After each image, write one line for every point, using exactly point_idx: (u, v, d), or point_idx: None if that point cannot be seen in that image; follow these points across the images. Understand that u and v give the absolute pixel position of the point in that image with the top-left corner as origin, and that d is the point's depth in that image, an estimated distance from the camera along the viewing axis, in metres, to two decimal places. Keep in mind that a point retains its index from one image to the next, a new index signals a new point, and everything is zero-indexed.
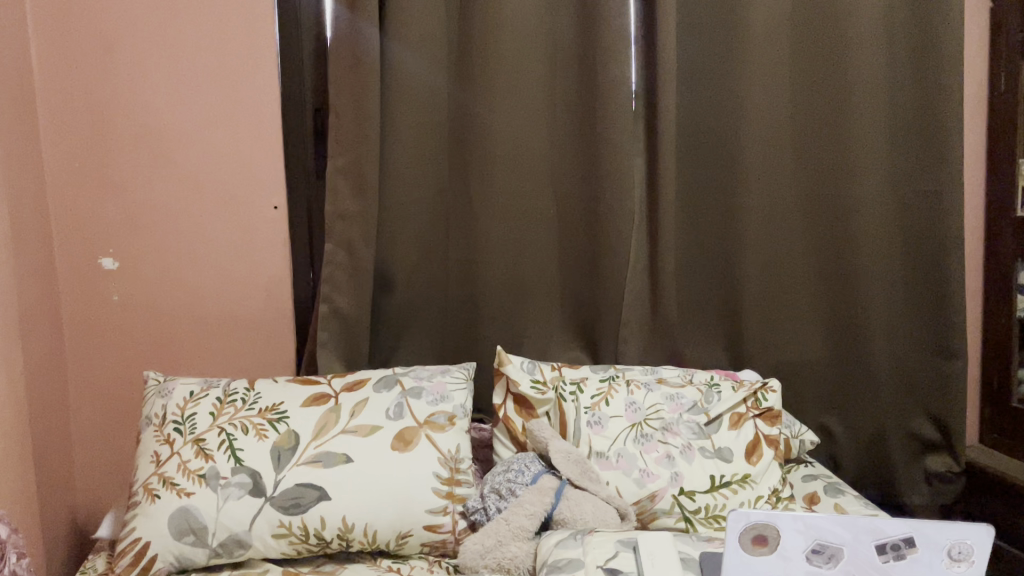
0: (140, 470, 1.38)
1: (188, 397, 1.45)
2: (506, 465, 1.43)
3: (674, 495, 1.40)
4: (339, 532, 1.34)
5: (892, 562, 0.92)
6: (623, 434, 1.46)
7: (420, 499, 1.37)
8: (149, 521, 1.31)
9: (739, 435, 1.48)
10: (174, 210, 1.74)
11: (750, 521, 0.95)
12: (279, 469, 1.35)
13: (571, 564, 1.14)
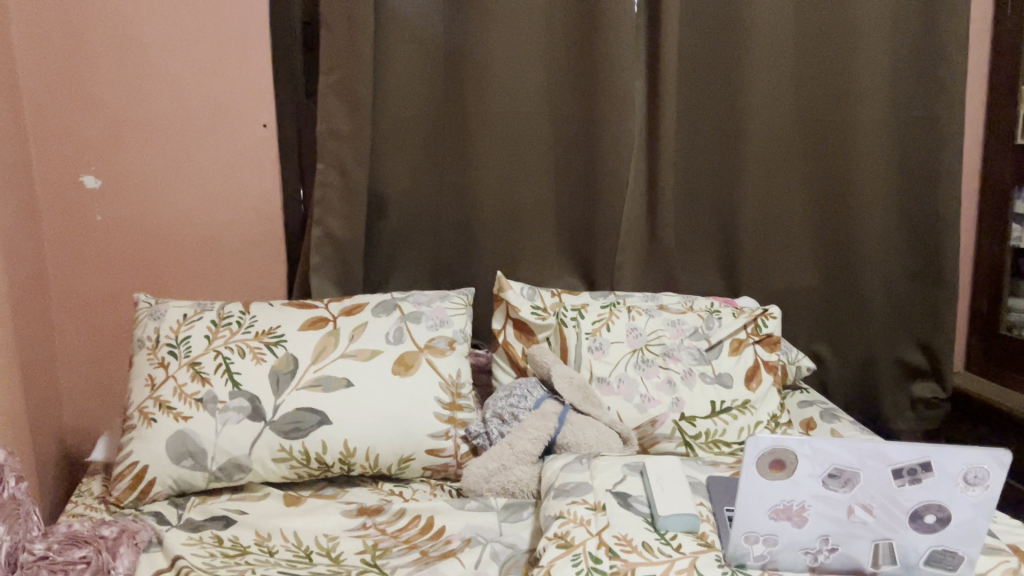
0: (134, 393, 1.35)
1: (182, 319, 1.41)
2: (508, 389, 1.42)
3: (675, 421, 1.40)
4: (341, 456, 1.33)
5: (907, 485, 0.93)
6: (624, 360, 1.45)
7: (422, 423, 1.36)
8: (146, 445, 1.29)
9: (739, 361, 1.49)
10: (159, 127, 1.67)
11: (769, 446, 0.94)
12: (278, 393, 1.33)
13: (579, 488, 1.15)
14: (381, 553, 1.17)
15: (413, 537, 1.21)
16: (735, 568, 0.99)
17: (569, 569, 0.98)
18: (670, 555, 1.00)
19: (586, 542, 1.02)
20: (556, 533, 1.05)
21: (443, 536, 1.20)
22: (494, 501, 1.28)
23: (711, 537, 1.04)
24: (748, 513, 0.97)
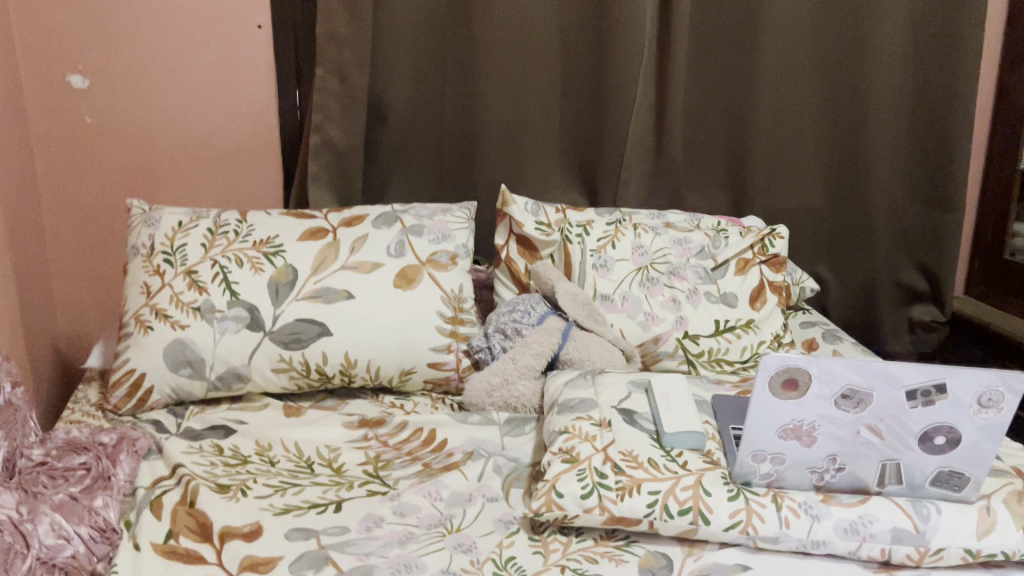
0: (130, 301, 1.33)
1: (177, 227, 1.37)
2: (511, 305, 1.40)
3: (679, 339, 1.39)
4: (342, 368, 1.31)
5: (920, 407, 0.92)
6: (629, 277, 1.43)
7: (423, 337, 1.34)
8: (144, 353, 1.27)
9: (745, 281, 1.47)
10: (150, 24, 1.60)
11: (784, 366, 0.92)
12: (277, 304, 1.30)
13: (584, 404, 1.14)
14: (383, 465, 1.16)
15: (415, 450, 1.20)
16: (740, 486, 0.99)
17: (575, 485, 0.98)
18: (676, 472, 1.00)
19: (592, 458, 1.02)
20: (561, 449, 1.05)
21: (445, 449, 1.20)
22: (496, 416, 1.28)
23: (717, 456, 1.04)
24: (758, 430, 0.96)
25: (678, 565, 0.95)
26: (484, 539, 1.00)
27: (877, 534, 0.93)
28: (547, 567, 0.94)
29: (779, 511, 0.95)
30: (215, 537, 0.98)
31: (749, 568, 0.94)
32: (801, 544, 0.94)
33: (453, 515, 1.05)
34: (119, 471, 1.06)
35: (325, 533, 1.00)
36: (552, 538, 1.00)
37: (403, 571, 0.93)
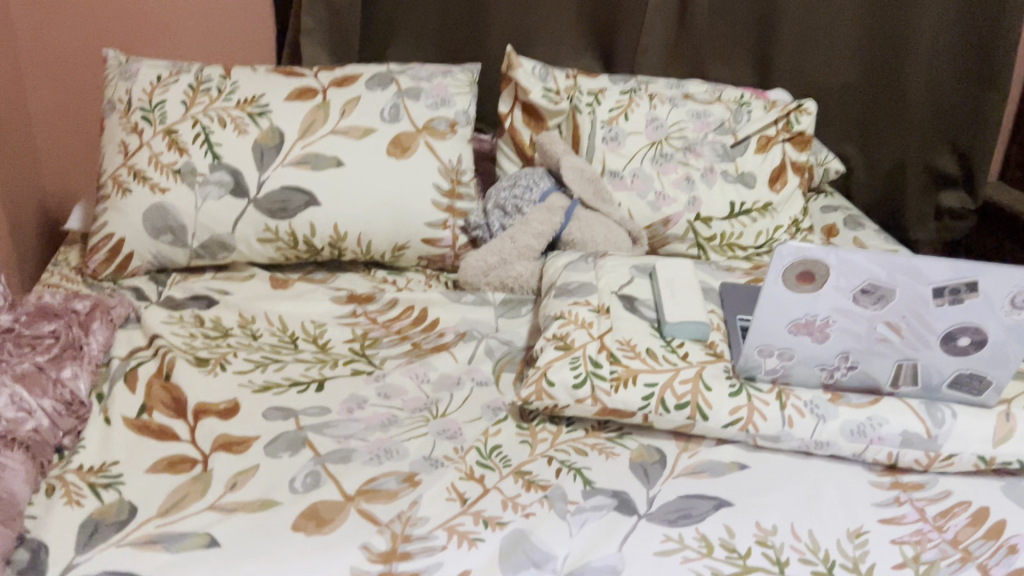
0: (108, 161, 1.24)
1: (156, 82, 1.26)
2: (512, 179, 1.32)
3: (690, 221, 1.31)
4: (331, 240, 1.24)
5: (946, 306, 0.84)
6: (641, 153, 1.33)
7: (417, 210, 1.26)
8: (122, 217, 1.21)
9: (765, 161, 1.36)
10: None
11: (801, 257, 0.84)
12: (263, 169, 1.22)
13: (583, 289, 1.07)
14: (370, 343, 1.11)
15: (405, 329, 1.15)
16: (743, 382, 0.93)
17: (567, 374, 0.92)
18: (676, 364, 0.94)
19: (587, 346, 0.96)
20: (555, 335, 0.98)
21: (436, 329, 1.14)
22: (491, 297, 1.22)
23: (721, 348, 0.98)
24: (766, 323, 0.89)
25: (671, 461, 0.90)
26: (470, 425, 0.95)
27: (885, 437, 0.87)
28: (532, 459, 0.90)
29: (783, 409, 0.90)
30: (190, 413, 0.94)
31: (746, 466, 0.89)
32: (803, 444, 0.89)
33: (439, 399, 1.00)
34: (92, 341, 1.02)
35: (304, 414, 0.96)
36: (540, 427, 0.95)
37: (383, 457, 0.89)
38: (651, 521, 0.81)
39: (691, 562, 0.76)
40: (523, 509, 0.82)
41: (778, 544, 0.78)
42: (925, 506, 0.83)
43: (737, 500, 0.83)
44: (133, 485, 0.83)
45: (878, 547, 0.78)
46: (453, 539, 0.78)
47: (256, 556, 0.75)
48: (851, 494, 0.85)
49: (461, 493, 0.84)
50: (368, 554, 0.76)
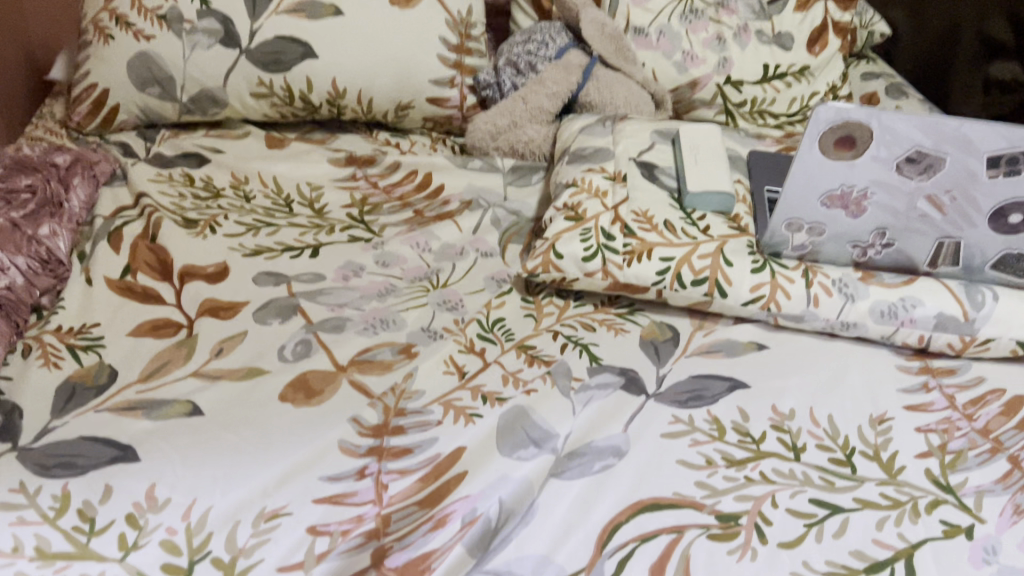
0: (87, 4, 1.15)
1: None
2: (527, 35, 1.21)
3: (719, 86, 1.21)
4: (329, 98, 1.16)
5: (1000, 179, 0.76)
6: (669, 8, 1.21)
7: (423, 66, 1.16)
8: (104, 67, 1.12)
9: (805, 20, 1.24)
10: None
11: (843, 118, 0.75)
12: (255, 17, 1.12)
13: (598, 155, 0.99)
14: (369, 209, 1.04)
15: (407, 195, 1.08)
16: (768, 257, 0.86)
17: (577, 247, 0.86)
18: (695, 237, 0.87)
19: (600, 217, 0.89)
20: (566, 204, 0.91)
21: (441, 196, 1.07)
22: (500, 164, 1.14)
23: (745, 221, 0.90)
24: (796, 194, 0.82)
25: (685, 339, 0.84)
26: (472, 297, 0.90)
27: (918, 320, 0.81)
28: (537, 334, 0.84)
29: (809, 288, 0.83)
30: (176, 276, 0.89)
31: (764, 347, 0.83)
32: (828, 325, 0.83)
33: (440, 270, 0.94)
34: (73, 198, 0.96)
35: (297, 280, 0.90)
36: (546, 302, 0.89)
37: (378, 328, 0.84)
38: (660, 402, 0.76)
39: (700, 446, 0.71)
40: (524, 386, 0.77)
41: (795, 429, 0.73)
42: (955, 394, 0.77)
43: (753, 383, 0.78)
44: (114, 348, 0.79)
45: (902, 435, 0.72)
46: (449, 414, 0.74)
47: (240, 427, 0.71)
48: (875, 379, 0.79)
49: (460, 367, 0.79)
50: (359, 427, 0.72)
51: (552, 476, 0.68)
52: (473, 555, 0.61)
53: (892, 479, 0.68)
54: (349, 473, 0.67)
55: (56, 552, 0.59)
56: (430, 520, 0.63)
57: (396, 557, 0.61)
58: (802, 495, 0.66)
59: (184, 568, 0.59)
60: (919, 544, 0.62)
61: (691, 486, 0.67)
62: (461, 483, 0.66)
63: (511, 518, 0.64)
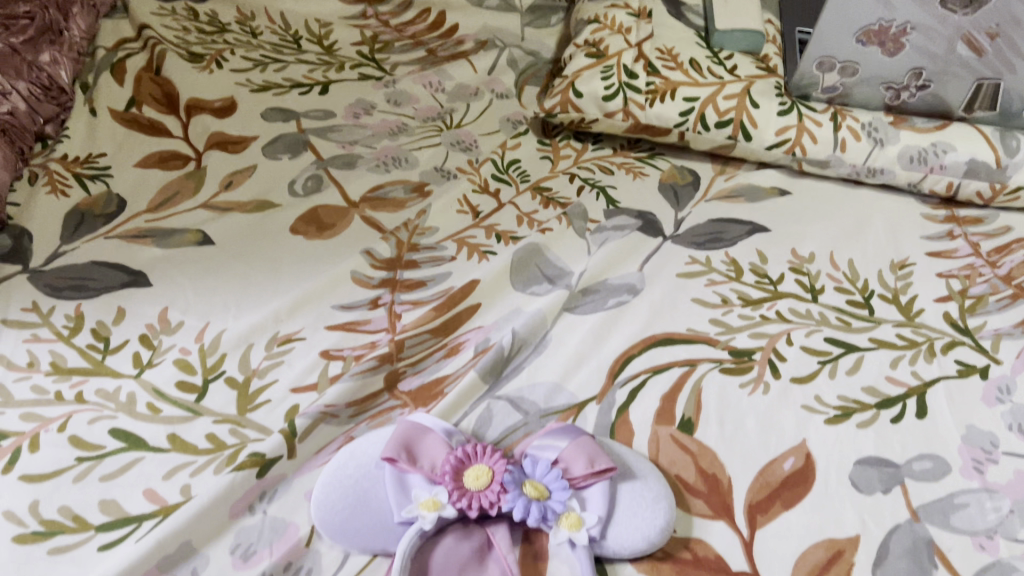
0: None
1: None
2: None
3: None
4: None
5: None
6: None
7: None
8: None
9: None
10: None
11: None
12: None
13: None
14: (380, 47, 1.00)
15: (420, 34, 1.03)
16: (795, 100, 0.82)
17: (598, 84, 0.83)
18: (721, 78, 0.83)
19: (623, 55, 0.85)
20: (587, 42, 0.88)
21: (455, 36, 1.03)
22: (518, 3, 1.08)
23: (775, 63, 0.86)
24: (828, 29, 0.78)
25: (705, 184, 0.82)
26: (487, 138, 0.87)
27: (948, 167, 0.78)
28: (553, 176, 0.82)
29: (837, 131, 0.80)
30: (182, 109, 0.86)
31: (787, 194, 0.81)
32: (854, 172, 0.81)
33: (454, 110, 0.91)
34: (72, 27, 0.91)
35: (307, 117, 0.88)
36: (563, 145, 0.87)
37: (391, 166, 0.82)
38: (677, 243, 0.74)
39: (717, 286, 0.70)
40: (539, 225, 0.76)
41: (814, 272, 0.72)
42: (979, 242, 0.76)
43: (773, 228, 0.77)
44: (121, 178, 0.77)
45: (922, 280, 0.71)
46: (462, 251, 0.72)
47: (251, 257, 0.70)
48: (898, 227, 0.78)
49: (474, 207, 0.78)
50: (371, 260, 0.71)
51: (565, 311, 0.68)
52: (484, 381, 0.61)
53: (910, 321, 0.67)
54: (362, 304, 0.67)
55: (71, 368, 0.60)
56: (443, 348, 0.64)
57: (408, 383, 0.61)
58: (817, 334, 0.66)
59: (198, 386, 0.59)
60: (933, 382, 0.62)
61: (705, 323, 0.67)
62: (475, 314, 0.67)
63: (524, 348, 0.64)
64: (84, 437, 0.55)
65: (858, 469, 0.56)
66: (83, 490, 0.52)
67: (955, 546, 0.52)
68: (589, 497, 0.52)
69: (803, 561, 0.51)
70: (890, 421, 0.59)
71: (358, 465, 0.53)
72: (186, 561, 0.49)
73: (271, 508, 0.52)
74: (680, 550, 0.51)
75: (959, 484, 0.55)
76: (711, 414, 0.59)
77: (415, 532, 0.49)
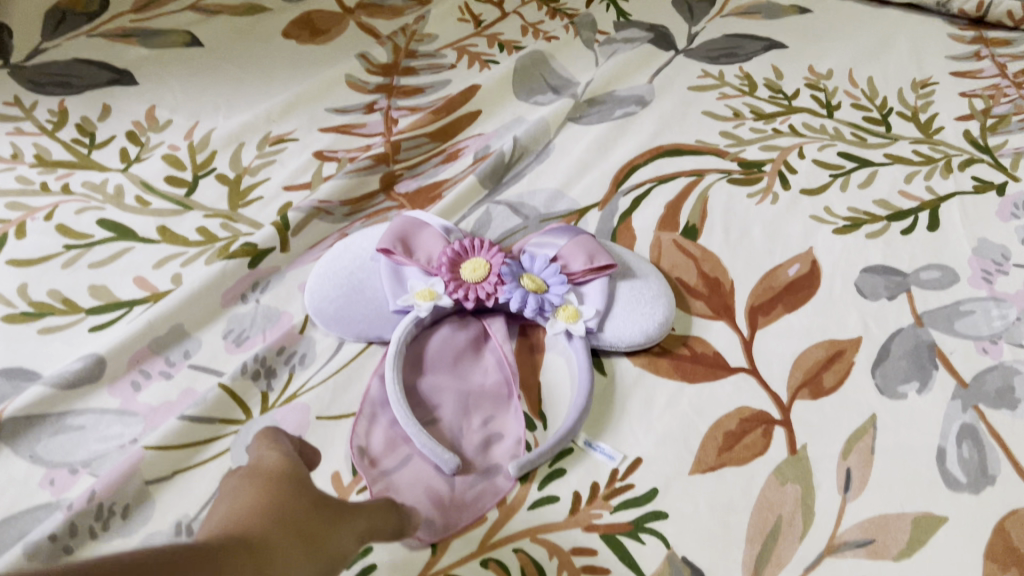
0: None
1: None
2: None
3: None
4: None
5: None
6: None
7: None
8: None
9: None
10: None
11: None
12: None
13: None
14: None
15: None
16: None
17: None
18: None
19: None
20: None
21: None
22: None
23: None
24: None
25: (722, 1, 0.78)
26: None
27: None
28: None
29: None
30: None
31: (806, 12, 0.78)
32: None
33: None
34: None
35: None
36: None
37: None
38: (690, 57, 0.71)
39: (729, 100, 0.67)
40: (545, 35, 0.72)
41: (831, 88, 0.69)
42: (1007, 63, 0.72)
43: (791, 45, 0.73)
44: None
45: (944, 99, 0.68)
46: (463, 60, 0.69)
47: (242, 58, 0.67)
48: (923, 47, 0.74)
49: (475, 16, 0.74)
50: (366, 64, 0.68)
51: (570, 121, 0.65)
52: (484, 185, 0.59)
53: (928, 139, 0.65)
54: (357, 108, 0.64)
55: (57, 161, 0.58)
56: (442, 154, 0.62)
57: (405, 185, 0.59)
58: (831, 149, 0.63)
59: (188, 181, 0.57)
60: (947, 197, 0.60)
61: (715, 136, 0.64)
62: (475, 121, 0.64)
63: (526, 155, 0.62)
64: (72, 227, 0.54)
65: (865, 276, 0.55)
66: (72, 276, 0.51)
67: (957, 349, 0.50)
68: (587, 293, 0.51)
69: (803, 360, 0.50)
70: (901, 233, 0.57)
71: (354, 257, 0.52)
72: (178, 343, 0.48)
73: (264, 298, 0.51)
74: (678, 347, 0.51)
75: (967, 292, 0.54)
76: (716, 221, 0.58)
77: (411, 320, 0.48)
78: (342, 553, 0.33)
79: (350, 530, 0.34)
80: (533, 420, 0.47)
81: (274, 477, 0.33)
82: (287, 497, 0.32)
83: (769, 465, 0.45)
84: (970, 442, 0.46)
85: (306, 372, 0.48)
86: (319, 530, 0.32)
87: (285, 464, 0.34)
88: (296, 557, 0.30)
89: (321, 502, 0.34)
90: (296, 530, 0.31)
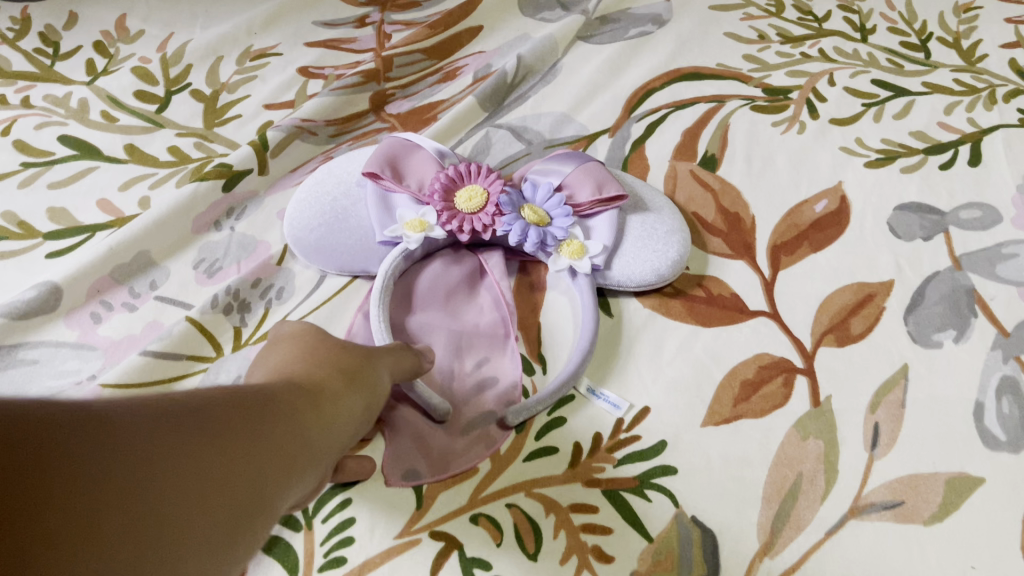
0: None
1: None
2: None
3: None
4: None
5: None
6: None
7: None
8: None
9: None
10: None
11: None
12: None
13: None
14: None
15: None
16: None
17: None
18: None
19: None
20: None
21: None
22: None
23: None
24: None
25: None
26: None
27: None
28: None
29: None
30: None
31: None
32: None
33: None
34: None
35: None
36: None
37: None
38: None
39: (754, 21, 0.62)
40: None
41: (865, 11, 0.63)
42: None
43: None
44: None
45: (988, 25, 0.62)
46: None
47: None
48: None
49: None
50: None
51: (580, 41, 0.60)
52: (484, 108, 0.54)
53: (970, 67, 0.59)
54: (348, 22, 0.59)
55: (16, 72, 0.53)
56: (439, 72, 0.57)
57: (397, 106, 0.54)
58: (864, 75, 0.58)
59: (160, 97, 0.52)
60: (991, 129, 0.54)
61: (738, 59, 0.59)
62: (476, 38, 0.59)
63: (531, 76, 0.57)
64: (30, 143, 0.49)
65: (898, 214, 0.50)
66: (30, 197, 0.46)
67: (998, 295, 0.46)
68: (595, 226, 0.46)
69: (829, 303, 0.46)
70: (939, 167, 0.52)
71: (337, 183, 0.47)
72: (145, 272, 0.44)
73: (239, 226, 0.47)
74: (692, 288, 0.46)
75: (1009, 234, 0.48)
76: (738, 150, 0.53)
77: (400, 253, 0.44)
78: (381, 388, 0.35)
79: (385, 366, 0.36)
80: (532, 364, 0.43)
81: (301, 339, 0.35)
82: (317, 351, 0.34)
83: (790, 418, 0.41)
84: (1011, 397, 0.42)
85: (285, 307, 0.44)
86: (358, 367, 0.34)
87: (305, 329, 0.36)
88: (342, 393, 0.32)
89: (353, 345, 0.35)
90: (336, 370, 0.33)
